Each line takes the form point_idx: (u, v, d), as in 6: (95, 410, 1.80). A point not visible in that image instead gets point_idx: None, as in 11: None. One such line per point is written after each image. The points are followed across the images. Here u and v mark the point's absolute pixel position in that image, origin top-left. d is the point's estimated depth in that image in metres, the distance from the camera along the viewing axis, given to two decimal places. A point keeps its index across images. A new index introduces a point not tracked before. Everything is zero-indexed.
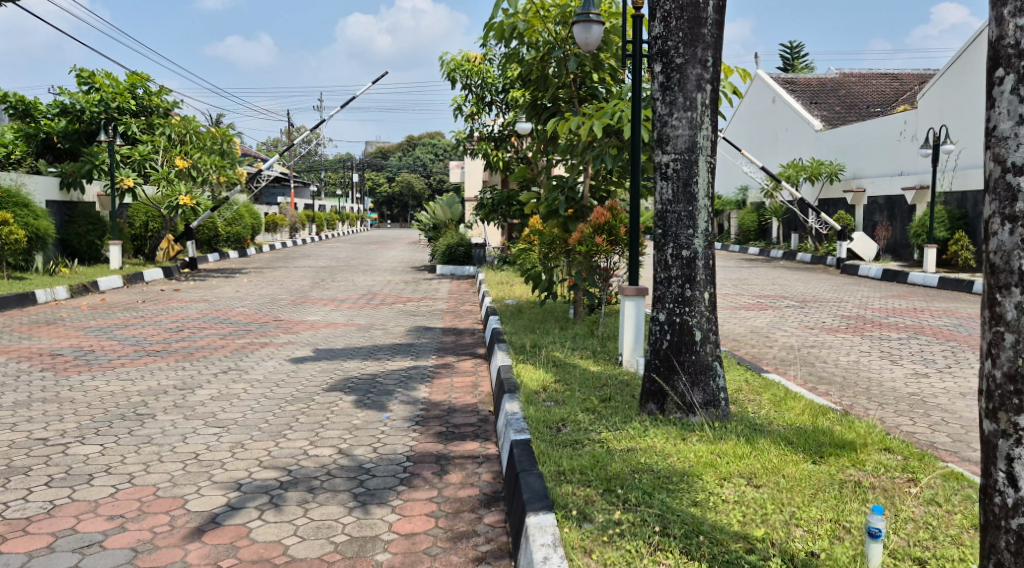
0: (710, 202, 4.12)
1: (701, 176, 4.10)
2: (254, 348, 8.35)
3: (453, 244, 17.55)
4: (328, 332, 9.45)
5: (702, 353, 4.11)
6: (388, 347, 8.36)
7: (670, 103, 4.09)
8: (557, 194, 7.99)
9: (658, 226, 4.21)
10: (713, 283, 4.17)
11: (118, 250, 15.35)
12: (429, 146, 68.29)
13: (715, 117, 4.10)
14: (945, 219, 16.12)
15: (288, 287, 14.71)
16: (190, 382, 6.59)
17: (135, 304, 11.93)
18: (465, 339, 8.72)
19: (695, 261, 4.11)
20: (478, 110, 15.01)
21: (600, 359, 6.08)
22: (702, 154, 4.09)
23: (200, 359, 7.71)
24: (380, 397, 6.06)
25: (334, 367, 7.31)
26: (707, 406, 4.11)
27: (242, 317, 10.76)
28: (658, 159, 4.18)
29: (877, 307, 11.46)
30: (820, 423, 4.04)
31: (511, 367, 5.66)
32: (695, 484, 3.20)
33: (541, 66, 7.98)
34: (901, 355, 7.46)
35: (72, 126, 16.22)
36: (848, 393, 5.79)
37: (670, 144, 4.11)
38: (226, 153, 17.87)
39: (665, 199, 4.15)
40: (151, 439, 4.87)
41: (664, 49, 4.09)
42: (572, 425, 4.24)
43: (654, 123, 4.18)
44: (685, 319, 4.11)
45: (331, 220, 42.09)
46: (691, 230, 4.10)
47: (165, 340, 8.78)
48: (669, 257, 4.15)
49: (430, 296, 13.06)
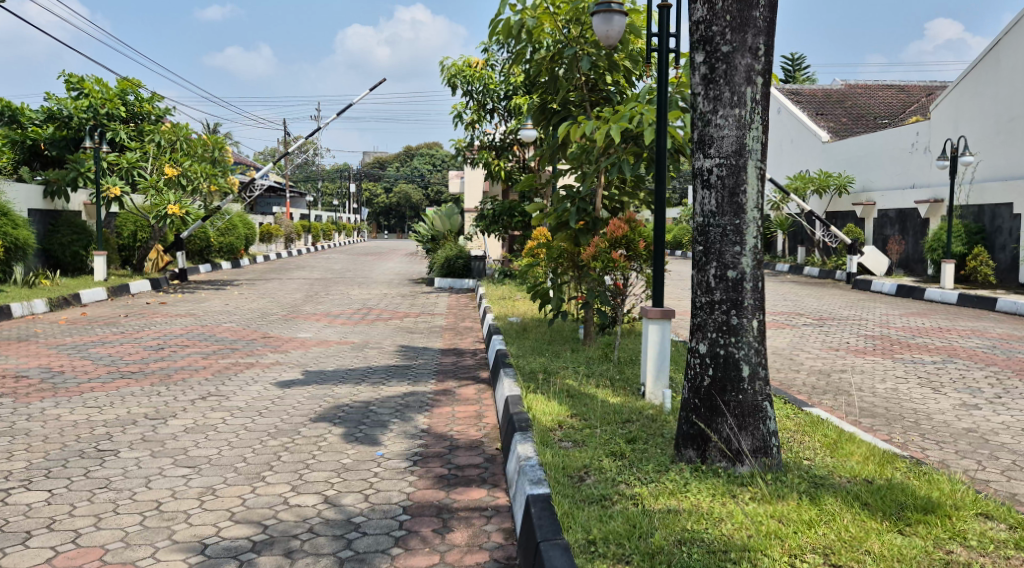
0: (759, 213, 3.55)
1: (750, 184, 3.52)
2: (238, 370, 7.71)
3: (452, 256, 16.97)
4: (319, 351, 8.81)
5: (749, 393, 3.50)
6: (383, 369, 7.71)
7: (714, 98, 3.49)
8: (566, 205, 7.34)
9: (699, 241, 3.62)
10: (762, 309, 3.58)
11: (102, 261, 14.75)
12: (427, 156, 67.82)
13: (767, 115, 3.51)
14: (962, 233, 15.52)
15: (280, 301, 14.08)
16: (163, 410, 5.94)
17: (117, 319, 11.27)
18: (466, 360, 8.10)
19: (743, 283, 3.52)
20: (479, 118, 14.44)
21: (618, 389, 5.45)
22: (751, 158, 3.50)
23: (179, 382, 7.06)
24: (372, 430, 5.41)
25: (323, 392, 6.66)
26: (757, 454, 3.48)
27: (229, 334, 10.11)
28: (698, 164, 3.60)
29: (899, 326, 10.84)
30: (890, 475, 3.42)
31: (520, 399, 5.05)
32: (761, 563, 2.58)
33: (551, 66, 7.43)
34: (942, 382, 6.80)
35: (59, 133, 15.61)
36: (898, 429, 5.13)
37: (715, 146, 3.52)
38: (217, 161, 17.31)
39: (708, 210, 3.56)
40: (108, 483, 4.23)
41: (708, 35, 3.49)
42: (597, 475, 3.63)
43: (694, 121, 3.60)
44: (731, 351, 3.51)
45: (327, 230, 41.43)
46: (738, 246, 3.52)
47: (143, 360, 8.13)
48: (711, 278, 3.55)
49: (427, 312, 12.44)
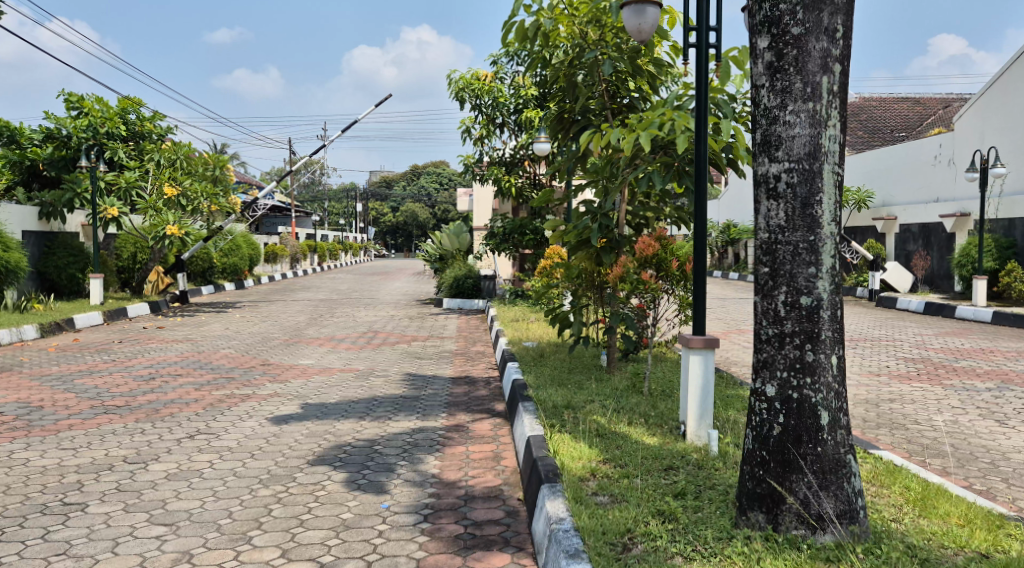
0: (837, 227, 2.95)
1: (827, 192, 2.92)
2: (232, 403, 7.11)
3: (460, 275, 16.40)
4: (321, 381, 8.21)
5: (829, 445, 2.89)
6: (389, 401, 7.10)
7: (782, 90, 2.91)
8: (587, 221, 6.68)
9: (764, 262, 3.03)
10: (842, 342, 2.98)
11: (99, 284, 14.24)
12: (434, 175, 67.53)
13: (846, 110, 2.93)
14: (993, 248, 14.86)
15: (282, 325, 13.50)
16: (146, 452, 5.34)
17: (110, 346, 10.69)
18: (479, 390, 7.48)
19: (819, 311, 2.92)
20: (488, 132, 13.93)
21: (654, 427, 4.85)
22: (828, 161, 2.91)
23: (167, 418, 6.45)
24: (377, 476, 4.81)
25: (324, 429, 6.05)
26: (842, 520, 2.86)
27: (226, 361, 9.54)
28: (762, 168, 3.01)
29: (937, 347, 10.19)
30: (1008, 546, 2.82)
31: (544, 441, 4.47)
32: None
33: (569, 71, 6.91)
34: (1006, 413, 6.15)
35: (59, 152, 15.14)
36: (976, 472, 4.49)
37: (783, 148, 2.93)
38: (218, 179, 16.90)
39: (775, 224, 2.98)
40: (67, 548, 3.64)
41: (774, 15, 2.91)
42: (645, 542, 3.02)
43: (757, 118, 3.01)
44: (806, 395, 2.91)
45: (334, 250, 40.85)
46: (813, 267, 2.92)
47: (130, 393, 7.52)
48: (781, 306, 2.96)
49: (436, 335, 11.84)
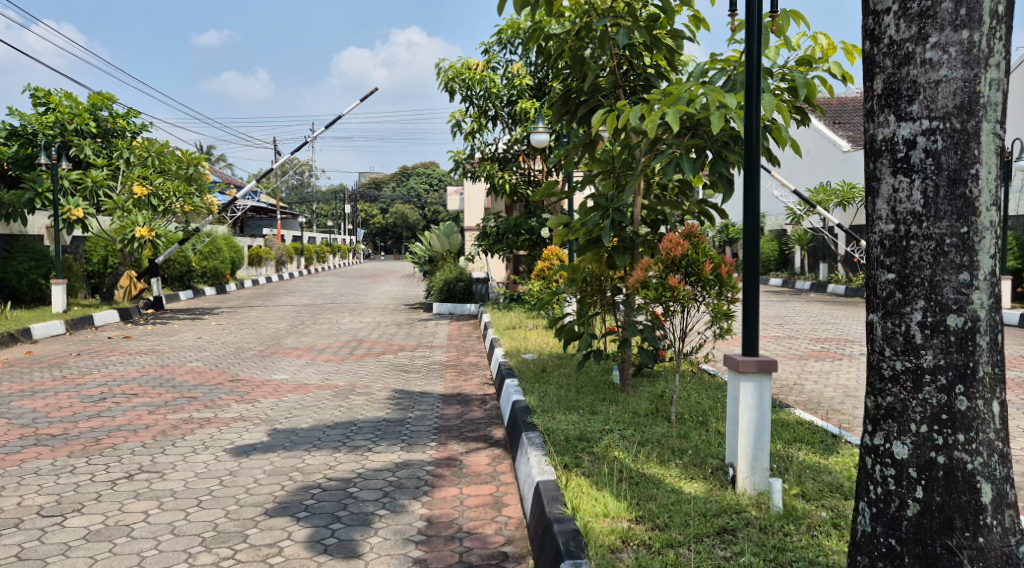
0: (999, 213, 2.02)
1: (985, 163, 2.00)
2: (189, 430, 6.14)
3: (451, 279, 15.45)
4: (294, 400, 7.26)
5: (995, 532, 2.02)
6: (370, 426, 6.14)
7: (920, 14, 2.01)
8: (597, 217, 5.67)
9: (888, 264, 2.10)
10: (1004, 382, 2.06)
11: (61, 290, 13.22)
12: (422, 176, 66.58)
13: (1010, 46, 2.02)
14: (1015, 247, 13.97)
15: (260, 333, 12.53)
16: (69, 500, 4.38)
17: (64, 360, 9.70)
18: (473, 411, 6.55)
19: (975, 337, 2.00)
20: (480, 125, 12.98)
21: (693, 470, 3.94)
22: (987, 118, 2.00)
23: (106, 451, 5.47)
24: (351, 532, 3.87)
25: (291, 465, 5.09)
26: None
27: (191, 377, 8.57)
28: (888, 132, 2.08)
29: None
30: None
31: (558, 492, 3.54)
32: None
33: (576, 44, 5.96)
34: None
35: (23, 150, 14.10)
36: None
37: (920, 99, 2.02)
38: (193, 178, 15.81)
39: (908, 208, 2.05)
40: None
41: None
42: None
43: (876, 58, 2.10)
44: (958, 461, 2.01)
45: (321, 252, 39.71)
46: (966, 274, 2.00)
47: (72, 417, 6.54)
48: (919, 329, 2.03)
49: (425, 343, 10.90)
